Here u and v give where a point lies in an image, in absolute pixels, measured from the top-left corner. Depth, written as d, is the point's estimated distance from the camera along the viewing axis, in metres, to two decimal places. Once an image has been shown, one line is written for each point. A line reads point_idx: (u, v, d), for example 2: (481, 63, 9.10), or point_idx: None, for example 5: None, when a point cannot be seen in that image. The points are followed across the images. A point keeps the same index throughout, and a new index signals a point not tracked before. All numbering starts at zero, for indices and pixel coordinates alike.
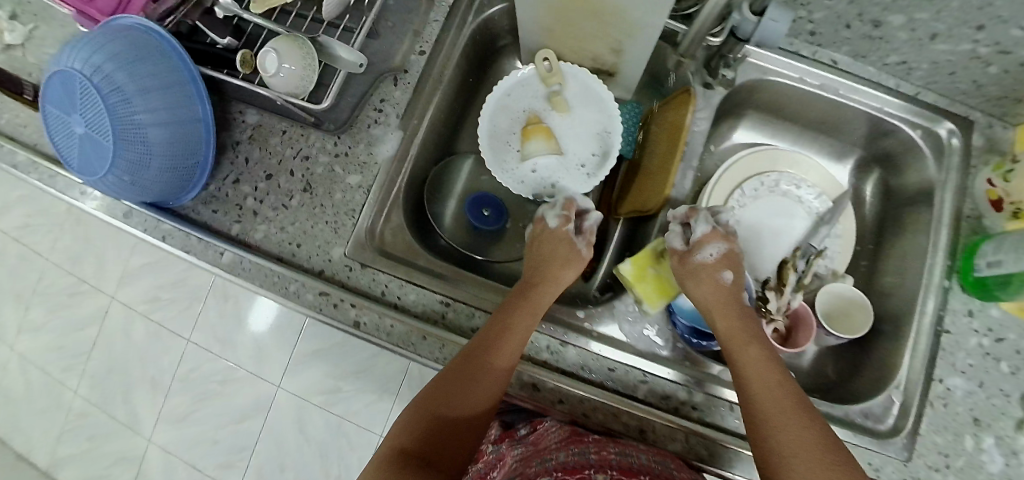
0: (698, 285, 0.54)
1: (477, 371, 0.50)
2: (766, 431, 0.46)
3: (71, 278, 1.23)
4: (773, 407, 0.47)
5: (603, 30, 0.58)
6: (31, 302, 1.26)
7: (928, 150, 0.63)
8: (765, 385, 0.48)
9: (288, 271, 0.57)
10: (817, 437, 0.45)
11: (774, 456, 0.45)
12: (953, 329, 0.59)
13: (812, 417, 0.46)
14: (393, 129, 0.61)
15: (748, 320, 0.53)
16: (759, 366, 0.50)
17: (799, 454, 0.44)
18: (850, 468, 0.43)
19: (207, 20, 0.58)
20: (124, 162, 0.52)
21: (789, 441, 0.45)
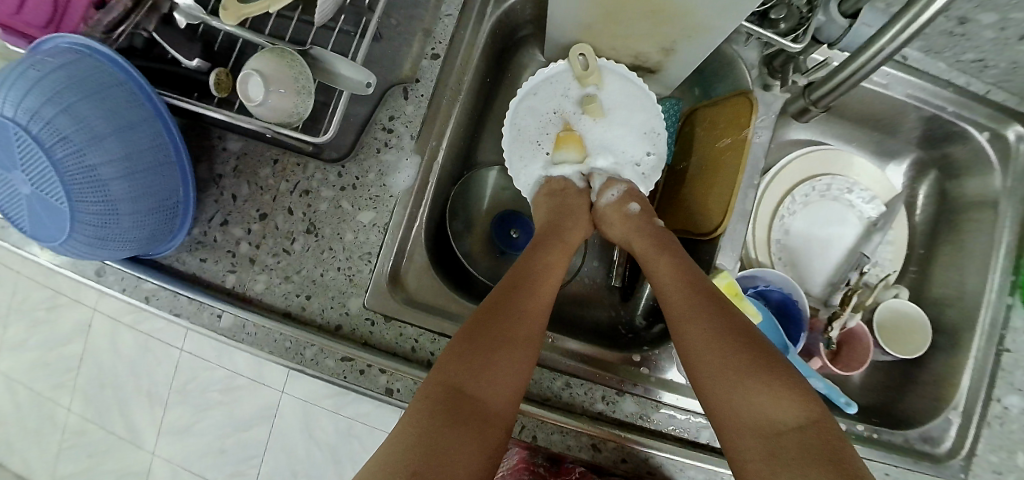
0: (612, 226, 0.57)
1: (489, 338, 0.45)
2: (693, 349, 0.45)
3: (40, 287, 1.00)
4: (699, 323, 0.46)
5: (655, 30, 0.50)
6: (8, 318, 1.01)
7: (994, 155, 0.59)
8: (679, 300, 0.47)
9: (300, 332, 0.49)
10: (750, 348, 0.43)
11: (705, 375, 0.44)
12: (1015, 347, 0.56)
13: (739, 323, 0.45)
14: (408, 153, 0.52)
15: (653, 241, 0.53)
16: (669, 281, 0.49)
17: (730, 367, 0.43)
18: (783, 373, 0.42)
19: (166, 32, 0.47)
20: (85, 225, 0.41)
21: (721, 358, 0.43)
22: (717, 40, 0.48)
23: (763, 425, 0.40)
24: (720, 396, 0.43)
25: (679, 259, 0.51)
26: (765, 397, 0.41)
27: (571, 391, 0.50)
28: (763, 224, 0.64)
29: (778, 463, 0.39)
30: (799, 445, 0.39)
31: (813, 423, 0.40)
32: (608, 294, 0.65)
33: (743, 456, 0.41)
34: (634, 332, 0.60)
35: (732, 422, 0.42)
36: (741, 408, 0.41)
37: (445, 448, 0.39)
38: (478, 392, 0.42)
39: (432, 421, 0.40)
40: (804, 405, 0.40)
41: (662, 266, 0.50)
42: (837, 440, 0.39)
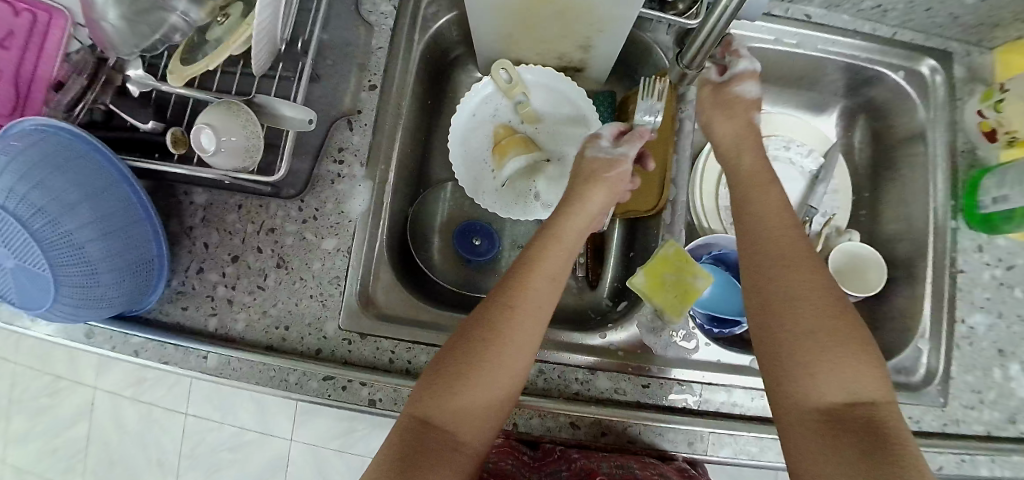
0: (730, 117, 0.56)
1: (519, 302, 0.47)
2: (779, 293, 0.44)
3: (38, 375, 1.02)
4: (790, 272, 0.44)
5: (571, 30, 0.54)
6: (10, 411, 1.03)
7: (913, 89, 0.62)
8: (768, 245, 0.46)
9: (284, 361, 0.52)
10: (838, 316, 0.42)
11: (783, 321, 0.43)
12: (967, 267, 0.59)
13: (832, 289, 0.43)
14: (361, 179, 0.56)
15: (752, 179, 0.52)
16: (764, 225, 0.48)
17: (811, 323, 0.42)
18: (866, 349, 0.41)
19: (122, 101, 0.52)
20: (68, 289, 0.45)
21: (806, 311, 0.42)
22: (626, 30, 0.52)
23: (833, 387, 0.40)
24: (790, 345, 0.42)
25: (776, 205, 0.49)
26: (843, 364, 0.40)
27: (546, 376, 0.53)
28: (709, 192, 0.66)
29: (837, 426, 0.39)
30: (863, 418, 0.38)
31: (883, 404, 0.39)
32: (575, 283, 0.66)
33: (799, 411, 0.41)
34: (602, 314, 0.62)
35: (797, 374, 0.41)
36: (813, 366, 0.40)
37: (465, 395, 0.43)
38: (502, 350, 0.45)
39: (453, 369, 0.44)
40: (878, 383, 0.40)
41: (762, 210, 0.49)
42: (903, 424, 0.38)
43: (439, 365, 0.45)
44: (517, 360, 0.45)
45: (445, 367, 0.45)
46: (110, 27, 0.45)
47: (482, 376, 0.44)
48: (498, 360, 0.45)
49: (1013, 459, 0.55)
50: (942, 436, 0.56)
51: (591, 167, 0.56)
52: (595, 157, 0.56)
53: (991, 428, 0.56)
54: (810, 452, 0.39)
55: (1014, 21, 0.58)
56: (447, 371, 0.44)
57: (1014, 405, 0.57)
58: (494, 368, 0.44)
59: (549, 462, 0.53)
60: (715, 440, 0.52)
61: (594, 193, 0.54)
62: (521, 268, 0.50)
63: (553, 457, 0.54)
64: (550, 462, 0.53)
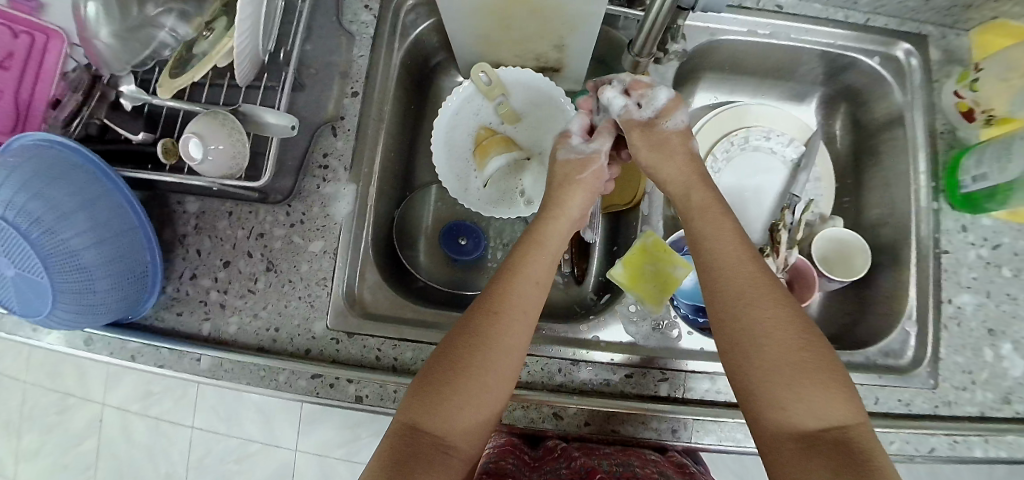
0: (669, 157, 0.53)
1: (505, 307, 0.45)
2: (745, 326, 0.43)
3: (47, 392, 1.04)
4: (754, 301, 0.43)
5: (542, 29, 0.56)
6: (22, 428, 1.05)
7: (889, 74, 0.63)
8: (728, 275, 0.45)
9: (274, 361, 0.53)
10: (803, 344, 0.42)
11: (750, 351, 0.42)
12: (952, 247, 0.59)
13: (796, 313, 0.43)
14: (345, 183, 0.58)
15: (707, 211, 0.49)
16: (723, 254, 0.46)
17: (778, 351, 0.41)
18: (833, 371, 0.41)
19: (116, 116, 0.55)
20: (65, 294, 0.47)
21: (773, 341, 0.42)
22: (596, 26, 0.54)
23: (807, 414, 0.40)
24: (761, 375, 0.41)
25: (731, 234, 0.48)
26: (813, 391, 0.40)
27: (529, 369, 0.54)
28: None
29: (813, 454, 0.38)
30: (836, 443, 0.38)
31: (852, 425, 0.39)
32: (561, 279, 0.67)
33: (777, 437, 0.40)
34: (587, 308, 0.63)
35: (772, 405, 0.41)
36: (786, 396, 0.40)
37: (448, 417, 0.41)
38: (488, 355, 0.43)
39: (435, 389, 0.42)
40: (847, 403, 0.40)
41: (718, 239, 0.47)
42: (875, 444, 0.38)
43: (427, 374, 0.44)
44: (505, 369, 0.44)
45: (423, 392, 0.43)
46: (103, 45, 0.48)
47: (468, 390, 0.42)
48: (484, 376, 0.43)
49: (1008, 440, 0.54)
50: (934, 419, 0.55)
51: (562, 171, 0.55)
52: (566, 159, 0.56)
53: (985, 409, 0.55)
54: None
55: (985, 1, 0.58)
56: (429, 392, 0.42)
57: (1007, 385, 0.56)
58: (480, 384, 0.43)
59: (549, 459, 0.52)
60: (698, 427, 0.52)
61: (573, 195, 0.54)
62: (503, 275, 0.48)
63: (554, 455, 0.53)
64: (550, 459, 0.52)
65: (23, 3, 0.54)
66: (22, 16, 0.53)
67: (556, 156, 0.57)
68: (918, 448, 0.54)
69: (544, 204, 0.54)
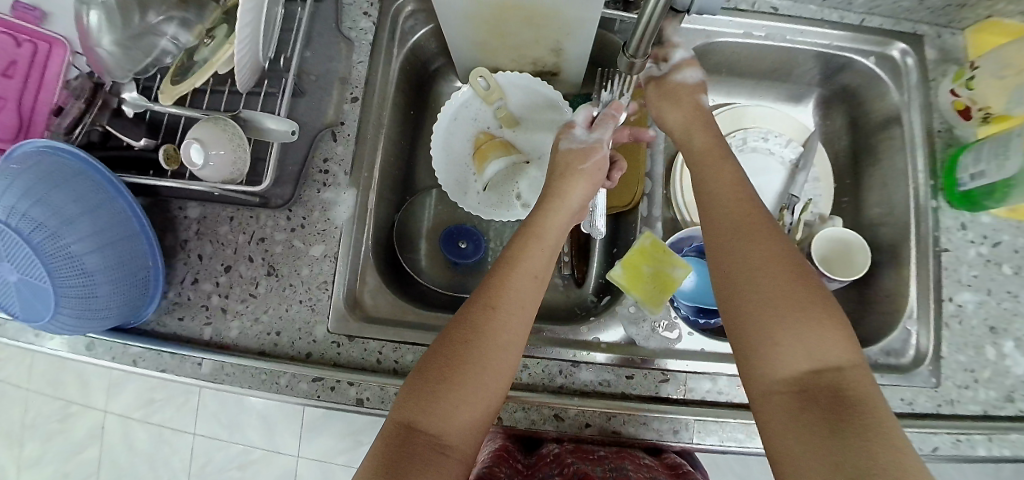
0: (676, 104, 0.57)
1: (502, 300, 0.46)
2: (737, 271, 0.45)
3: (49, 400, 1.04)
4: (747, 248, 0.45)
5: (539, 33, 0.56)
6: (24, 436, 1.05)
7: (886, 74, 0.63)
8: (723, 222, 0.48)
9: (275, 365, 0.54)
10: (797, 289, 0.42)
11: (743, 297, 0.44)
12: (951, 245, 0.59)
13: (789, 258, 0.44)
14: (345, 187, 0.58)
15: (713, 158, 0.52)
16: (722, 202, 0.49)
17: (770, 295, 0.42)
18: (829, 315, 0.41)
19: (117, 122, 0.55)
20: (68, 299, 0.47)
21: (765, 284, 0.43)
22: (592, 30, 0.54)
23: (800, 356, 0.40)
24: (754, 317, 0.43)
25: (731, 181, 0.50)
26: (807, 332, 0.40)
27: (529, 371, 0.54)
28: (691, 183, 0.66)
29: (804, 397, 0.39)
30: (829, 386, 0.38)
31: (849, 369, 0.39)
32: (561, 281, 0.67)
33: (770, 383, 0.41)
34: (587, 310, 0.63)
35: (764, 348, 0.41)
36: (778, 337, 0.41)
37: (444, 409, 0.42)
38: (485, 349, 0.44)
39: (435, 376, 0.43)
40: (845, 347, 0.40)
41: (718, 189, 0.50)
42: (872, 389, 0.38)
43: (430, 361, 0.44)
44: (503, 356, 0.44)
45: (426, 374, 0.43)
46: (105, 54, 0.49)
47: (468, 375, 0.43)
48: (482, 355, 0.44)
49: (1012, 438, 0.54)
50: (937, 417, 0.55)
51: (567, 161, 0.57)
52: (569, 148, 0.58)
53: (988, 408, 0.55)
54: (783, 424, 0.39)
55: (980, 0, 0.58)
56: (429, 379, 0.43)
57: (1010, 383, 0.56)
58: (479, 371, 0.43)
59: (541, 463, 0.54)
60: (697, 427, 0.52)
61: (574, 186, 0.55)
62: (502, 267, 0.49)
63: (546, 459, 0.54)
64: (542, 464, 0.53)
65: (27, 13, 0.55)
66: (25, 24, 0.54)
67: (558, 147, 0.59)
68: (921, 447, 0.54)
69: (545, 194, 0.55)
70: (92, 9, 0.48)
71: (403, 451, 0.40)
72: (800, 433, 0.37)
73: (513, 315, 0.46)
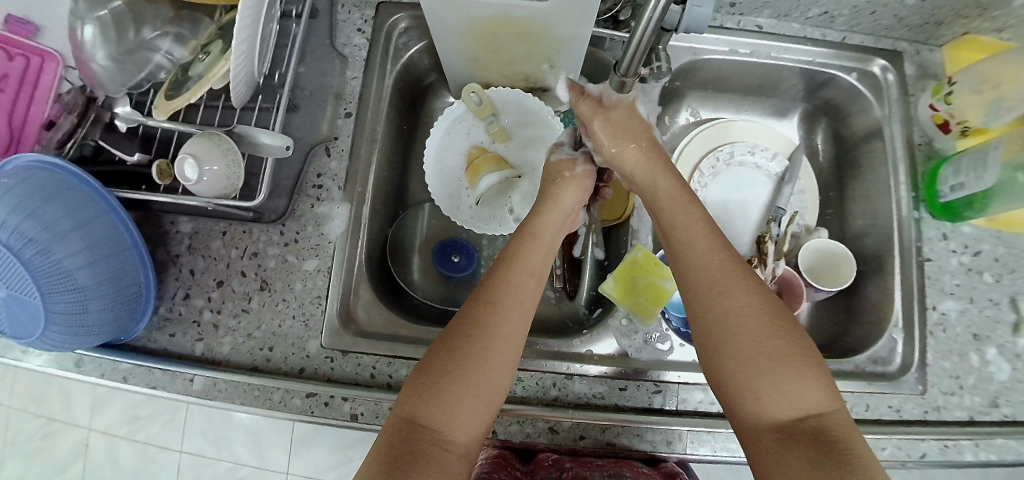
0: (630, 142, 0.52)
1: (502, 297, 0.45)
2: (717, 321, 0.42)
3: (32, 417, 1.02)
4: (725, 291, 0.43)
5: (530, 50, 0.57)
6: (4, 455, 1.02)
7: (867, 89, 0.65)
8: (693, 270, 0.45)
9: (267, 381, 0.53)
10: (779, 337, 0.41)
11: (723, 343, 0.42)
12: (934, 255, 0.60)
13: (764, 299, 0.43)
14: (339, 202, 0.58)
15: (675, 202, 0.48)
16: (691, 247, 0.45)
17: (754, 347, 0.41)
18: (808, 360, 0.41)
19: (109, 137, 0.56)
20: (58, 315, 0.47)
21: (747, 335, 0.41)
22: (583, 46, 0.55)
23: (784, 404, 0.40)
24: (737, 365, 0.41)
25: (699, 219, 0.47)
26: (792, 381, 0.40)
27: (523, 384, 0.54)
28: None
29: (792, 448, 0.38)
30: (814, 434, 0.38)
31: (830, 415, 0.39)
32: (553, 294, 0.68)
33: (756, 429, 0.41)
34: (579, 323, 0.64)
35: (752, 399, 0.41)
36: (765, 389, 0.40)
37: (448, 400, 0.41)
38: (490, 342, 0.43)
39: (432, 378, 0.42)
40: (826, 391, 0.40)
41: (687, 235, 0.46)
42: (853, 431, 0.38)
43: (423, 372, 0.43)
44: (506, 352, 0.44)
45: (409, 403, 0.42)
46: (99, 67, 0.51)
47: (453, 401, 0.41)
48: (464, 394, 0.41)
49: (997, 443, 0.55)
50: (924, 424, 0.56)
51: (555, 170, 0.57)
52: (558, 158, 0.58)
53: (973, 413, 0.56)
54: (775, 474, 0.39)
55: (956, 18, 0.61)
56: (430, 373, 0.42)
57: (994, 388, 0.57)
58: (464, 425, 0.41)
59: (540, 467, 0.54)
60: (687, 436, 0.52)
61: (565, 192, 0.54)
62: (502, 264, 0.48)
63: (544, 464, 0.55)
64: (541, 468, 0.54)
65: (21, 26, 0.54)
66: (19, 39, 0.53)
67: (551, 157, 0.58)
68: (910, 453, 0.54)
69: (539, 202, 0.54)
70: (87, 24, 0.50)
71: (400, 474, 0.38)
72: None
73: (503, 351, 0.44)
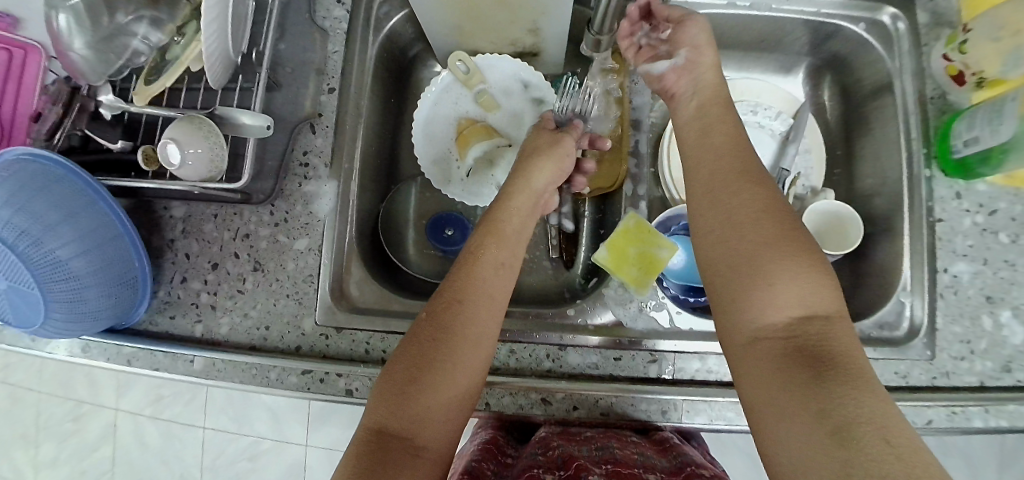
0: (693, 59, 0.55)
1: (468, 297, 0.46)
2: (735, 227, 0.44)
3: (62, 401, 1.06)
4: (743, 201, 0.45)
5: (515, 15, 0.55)
6: (39, 438, 1.08)
7: (875, 41, 0.61)
8: (718, 174, 0.47)
9: (264, 359, 0.54)
10: (794, 245, 0.42)
11: (737, 246, 0.43)
12: (946, 215, 0.57)
13: (781, 213, 0.44)
14: (326, 180, 0.58)
15: (718, 115, 0.51)
16: (718, 164, 0.48)
17: (766, 250, 0.42)
18: (819, 270, 0.41)
19: (95, 126, 0.56)
20: (56, 303, 0.48)
21: (758, 240, 0.43)
22: (566, 8, 0.53)
23: (788, 307, 0.40)
24: (745, 270, 0.42)
25: (731, 143, 0.49)
26: (798, 285, 0.40)
27: (517, 356, 0.54)
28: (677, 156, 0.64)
29: (790, 348, 0.38)
30: (815, 337, 0.38)
31: (836, 322, 0.39)
32: (550, 264, 0.66)
33: (757, 335, 0.41)
34: (576, 293, 0.63)
35: (754, 301, 0.41)
36: (768, 290, 0.41)
37: (422, 395, 0.42)
38: (456, 347, 0.44)
39: (401, 382, 0.42)
40: (832, 302, 0.40)
41: (716, 153, 0.49)
42: (855, 341, 0.38)
43: (400, 362, 0.44)
44: (474, 345, 0.44)
45: (407, 352, 0.44)
46: (78, 57, 0.51)
47: (436, 376, 0.42)
48: (451, 365, 0.43)
49: (1009, 409, 0.53)
50: (932, 390, 0.54)
51: (536, 146, 0.59)
52: (540, 138, 0.59)
53: (984, 379, 0.54)
54: (759, 382, 0.39)
55: None
56: (396, 380, 0.42)
57: (1007, 353, 0.55)
58: (447, 387, 0.42)
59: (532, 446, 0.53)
60: (683, 407, 0.51)
61: (540, 167, 0.56)
62: (465, 264, 0.50)
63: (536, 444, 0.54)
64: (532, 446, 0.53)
65: None
66: None
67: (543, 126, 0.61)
68: (916, 421, 0.53)
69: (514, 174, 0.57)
70: (60, 13, 0.49)
71: (393, 406, 0.41)
72: (783, 383, 0.37)
73: (472, 341, 0.44)
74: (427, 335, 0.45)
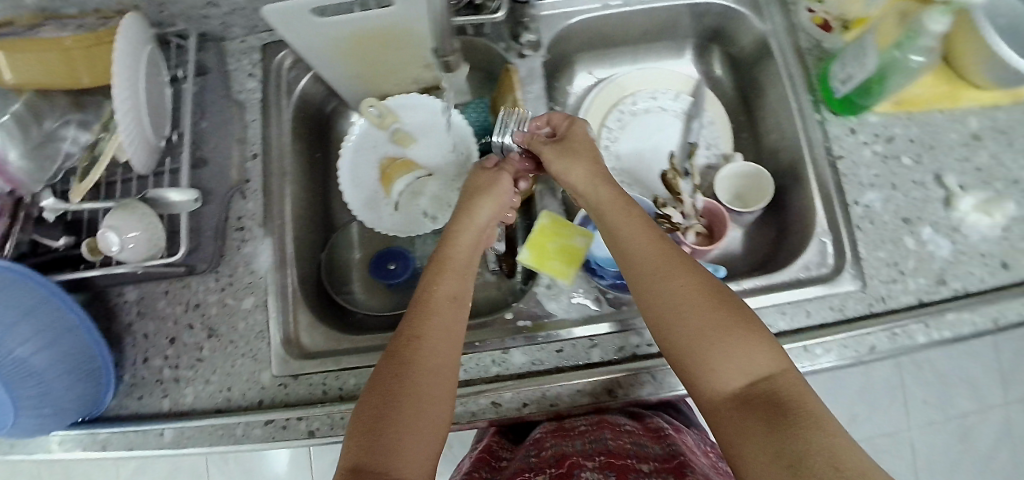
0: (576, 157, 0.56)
1: (425, 332, 0.47)
2: (664, 301, 0.45)
3: None
4: (667, 276, 0.46)
5: (406, 55, 0.60)
6: None
7: (745, 8, 0.66)
8: (639, 255, 0.49)
9: (228, 417, 0.56)
10: (720, 306, 0.44)
11: (671, 324, 0.44)
12: (845, 151, 0.60)
13: (702, 279, 0.46)
14: (261, 238, 0.61)
15: (614, 200, 0.53)
16: (635, 243, 0.49)
17: (700, 323, 0.43)
18: (750, 326, 0.43)
19: (42, 229, 0.59)
20: (21, 401, 0.50)
21: (690, 314, 0.44)
22: None
23: (732, 374, 0.41)
24: (685, 345, 0.43)
25: (639, 220, 0.51)
26: (736, 348, 0.42)
27: (465, 368, 0.55)
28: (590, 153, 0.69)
29: (745, 410, 0.39)
30: (765, 395, 0.39)
31: (779, 376, 0.41)
32: (492, 276, 0.69)
33: (714, 403, 0.42)
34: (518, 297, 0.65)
35: (700, 372, 0.42)
36: (712, 363, 0.42)
37: (387, 443, 0.41)
38: (415, 378, 0.44)
39: (365, 424, 0.42)
40: (769, 355, 0.41)
41: (629, 233, 0.50)
42: (803, 389, 0.40)
43: (362, 409, 0.44)
44: (435, 384, 0.45)
45: (366, 409, 0.43)
46: (16, 167, 0.56)
47: (400, 423, 0.42)
48: (412, 415, 0.43)
49: (949, 319, 0.53)
50: (872, 318, 0.55)
51: (476, 185, 0.59)
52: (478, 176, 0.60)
53: (921, 296, 0.55)
54: (732, 447, 0.39)
55: None
56: (364, 422, 0.43)
57: (937, 267, 0.56)
58: (414, 443, 0.42)
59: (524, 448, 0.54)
60: (631, 382, 0.53)
61: (480, 207, 0.56)
62: (418, 306, 0.50)
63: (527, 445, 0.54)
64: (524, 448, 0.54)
65: None
66: None
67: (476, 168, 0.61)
68: (860, 350, 0.53)
69: (456, 214, 0.57)
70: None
71: (366, 442, 0.41)
72: (749, 448, 0.38)
73: (432, 379, 0.45)
74: (390, 389, 0.44)
